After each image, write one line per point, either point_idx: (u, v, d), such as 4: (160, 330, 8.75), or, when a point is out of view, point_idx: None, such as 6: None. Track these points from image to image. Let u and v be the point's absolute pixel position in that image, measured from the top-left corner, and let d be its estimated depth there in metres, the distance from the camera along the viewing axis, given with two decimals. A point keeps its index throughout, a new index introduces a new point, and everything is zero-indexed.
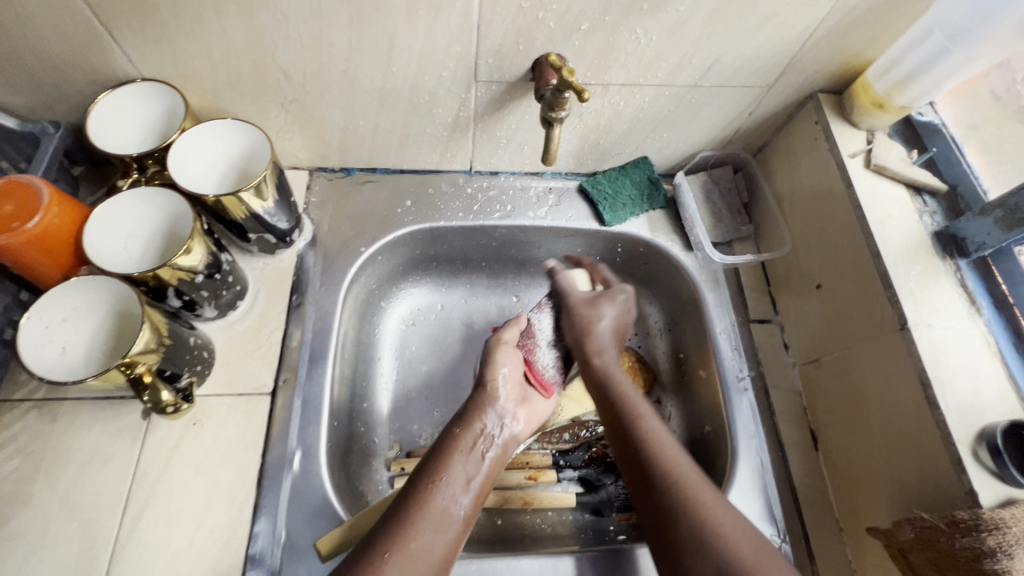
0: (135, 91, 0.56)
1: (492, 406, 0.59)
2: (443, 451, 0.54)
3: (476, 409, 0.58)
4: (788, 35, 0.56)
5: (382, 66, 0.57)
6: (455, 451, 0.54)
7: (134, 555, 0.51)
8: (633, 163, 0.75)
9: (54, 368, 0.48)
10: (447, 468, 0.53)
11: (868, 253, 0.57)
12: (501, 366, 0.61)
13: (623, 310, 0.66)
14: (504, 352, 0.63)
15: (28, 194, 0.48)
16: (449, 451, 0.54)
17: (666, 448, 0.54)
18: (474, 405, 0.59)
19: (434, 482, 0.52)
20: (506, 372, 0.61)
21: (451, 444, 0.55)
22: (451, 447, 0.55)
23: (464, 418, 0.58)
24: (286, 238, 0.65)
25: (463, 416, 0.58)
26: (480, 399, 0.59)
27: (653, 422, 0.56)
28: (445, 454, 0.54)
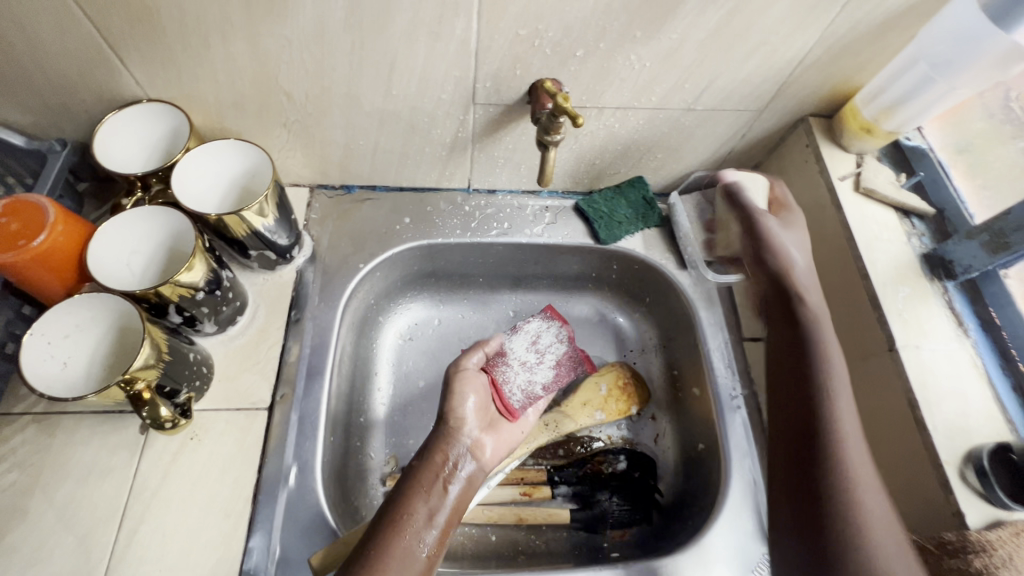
0: (140, 111, 0.57)
1: (454, 440, 0.61)
2: (411, 486, 0.56)
3: (438, 445, 0.60)
4: (778, 62, 0.58)
5: (382, 89, 0.58)
6: (418, 485, 0.56)
7: (130, 570, 0.51)
8: (628, 182, 0.77)
9: (55, 383, 0.49)
10: (412, 502, 0.54)
11: (858, 274, 0.58)
12: (466, 392, 0.64)
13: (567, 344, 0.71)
14: (468, 378, 0.65)
15: (34, 212, 0.49)
16: (414, 487, 0.55)
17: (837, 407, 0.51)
18: (439, 439, 0.61)
19: (401, 516, 0.53)
20: (473, 400, 0.64)
21: (416, 479, 0.56)
22: (415, 486, 0.56)
23: (428, 453, 0.59)
24: (286, 254, 0.66)
25: (428, 447, 0.60)
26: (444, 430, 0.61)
27: (836, 362, 0.53)
28: (411, 487, 0.55)
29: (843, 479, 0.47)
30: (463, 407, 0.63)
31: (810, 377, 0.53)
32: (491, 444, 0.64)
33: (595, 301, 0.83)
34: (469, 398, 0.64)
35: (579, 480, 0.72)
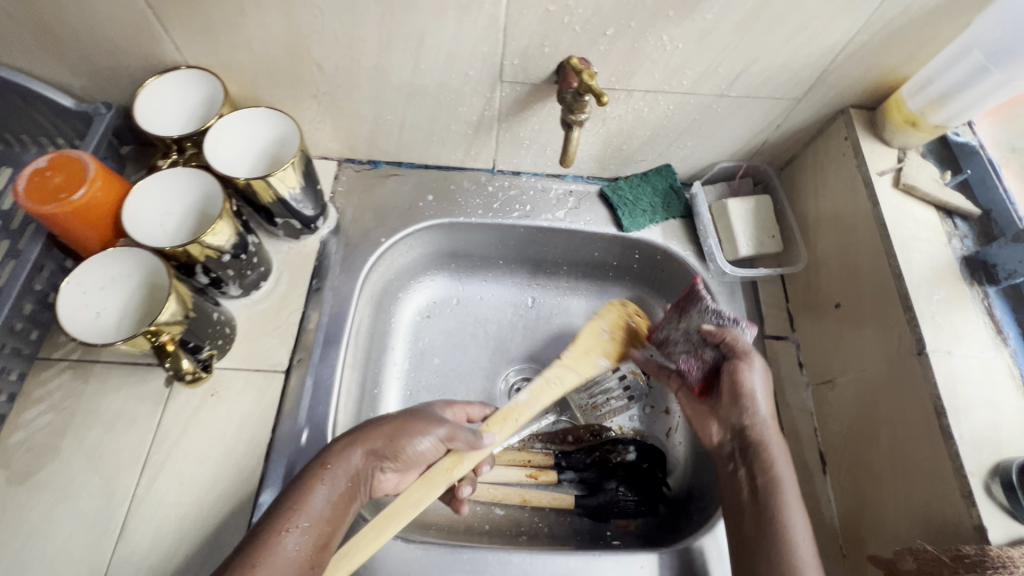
0: (180, 77, 0.59)
1: (381, 456, 0.53)
2: (304, 491, 0.49)
3: (352, 456, 0.52)
4: (818, 48, 0.55)
5: (410, 63, 0.58)
6: (316, 491, 0.49)
7: (148, 513, 0.54)
8: (655, 170, 0.75)
9: (89, 330, 0.51)
10: (306, 509, 0.48)
11: (890, 273, 0.55)
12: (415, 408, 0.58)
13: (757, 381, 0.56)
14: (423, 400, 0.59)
15: (75, 167, 0.51)
16: (309, 488, 0.49)
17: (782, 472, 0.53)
18: (359, 440, 0.53)
19: (285, 526, 0.47)
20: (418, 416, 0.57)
21: (314, 478, 0.50)
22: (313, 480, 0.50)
23: (337, 457, 0.51)
24: (311, 224, 0.68)
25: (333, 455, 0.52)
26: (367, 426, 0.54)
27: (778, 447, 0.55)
28: (306, 489, 0.49)
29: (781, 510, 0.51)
30: (413, 442, 0.55)
31: (765, 452, 0.54)
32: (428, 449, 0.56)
33: (615, 291, 0.82)
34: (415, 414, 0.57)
35: (586, 467, 0.72)
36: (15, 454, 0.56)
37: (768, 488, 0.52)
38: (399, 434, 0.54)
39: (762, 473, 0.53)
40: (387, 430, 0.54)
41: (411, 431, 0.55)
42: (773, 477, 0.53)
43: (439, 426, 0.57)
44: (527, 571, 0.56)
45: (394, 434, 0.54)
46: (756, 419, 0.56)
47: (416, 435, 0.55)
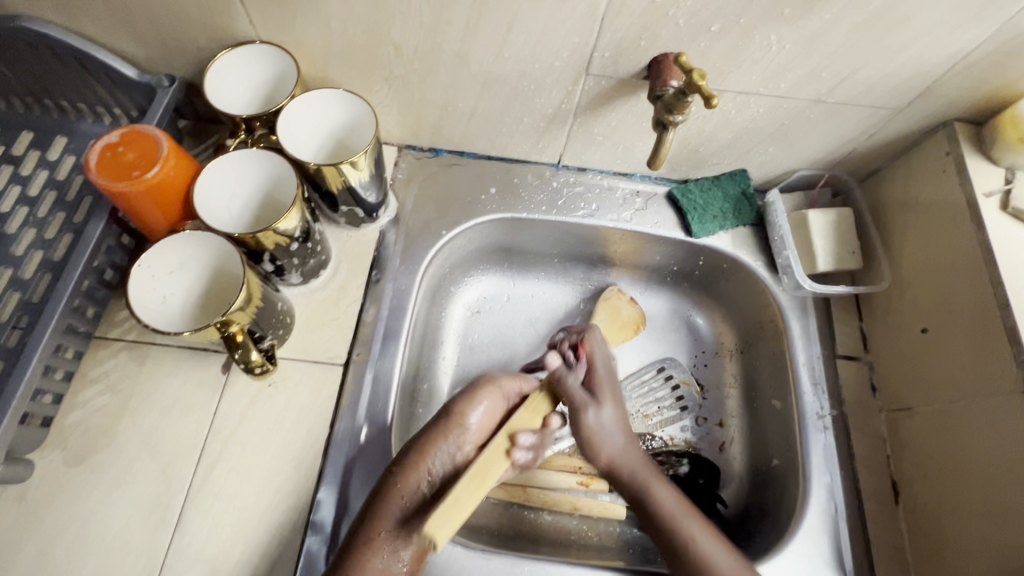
0: (250, 52, 0.57)
1: (452, 435, 0.54)
2: (383, 498, 0.51)
3: (425, 453, 0.53)
4: (936, 57, 0.52)
5: (494, 50, 0.55)
6: (398, 495, 0.51)
7: (205, 504, 0.53)
8: (729, 175, 0.72)
9: (156, 316, 0.50)
10: (388, 514, 0.50)
11: (994, 303, 0.52)
12: (479, 403, 0.57)
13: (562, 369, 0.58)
14: (489, 392, 0.58)
15: (149, 144, 0.49)
16: (389, 496, 0.51)
17: (692, 528, 0.54)
18: (428, 437, 0.54)
19: (372, 531, 0.49)
20: (482, 412, 0.57)
21: (391, 487, 0.51)
22: (390, 490, 0.51)
23: (415, 456, 0.53)
24: (372, 213, 0.65)
25: (409, 458, 0.53)
26: (433, 426, 0.55)
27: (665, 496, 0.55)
28: (387, 493, 0.51)
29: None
30: (472, 412, 0.56)
31: (649, 495, 0.56)
32: (489, 405, 0.57)
33: (672, 295, 0.79)
34: (478, 408, 0.56)
35: None
36: (72, 435, 0.54)
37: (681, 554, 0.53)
38: (457, 403, 0.56)
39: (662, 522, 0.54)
40: (443, 410, 0.56)
41: (465, 396, 0.57)
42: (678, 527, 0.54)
43: (484, 397, 0.57)
44: None
45: (454, 410, 0.56)
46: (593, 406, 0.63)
47: (472, 401, 0.57)
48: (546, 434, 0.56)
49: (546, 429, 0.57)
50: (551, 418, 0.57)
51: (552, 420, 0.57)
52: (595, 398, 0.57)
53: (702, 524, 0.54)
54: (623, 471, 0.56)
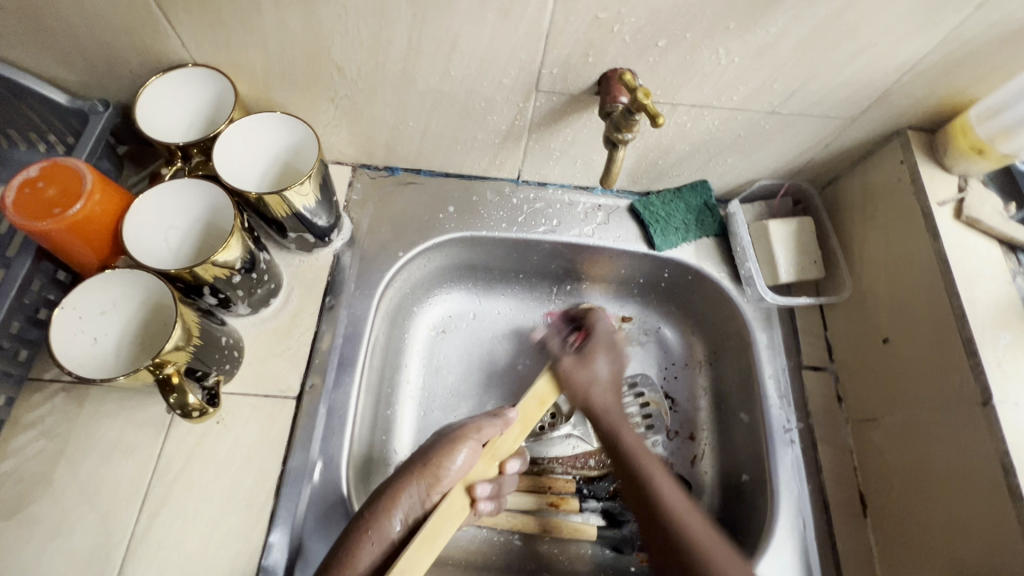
0: (184, 76, 0.54)
1: (422, 485, 0.53)
2: (353, 545, 0.49)
3: (393, 501, 0.52)
4: (885, 67, 0.51)
5: (440, 69, 0.54)
6: (366, 543, 0.49)
7: (148, 554, 0.50)
8: (690, 186, 0.71)
9: (83, 360, 0.47)
10: (355, 564, 0.48)
11: (951, 313, 0.52)
12: (457, 454, 0.55)
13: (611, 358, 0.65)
14: (465, 444, 0.55)
15: (71, 178, 0.46)
16: (357, 543, 0.49)
17: (670, 495, 0.54)
18: (400, 486, 0.53)
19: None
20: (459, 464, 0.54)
21: (362, 533, 0.50)
22: (358, 537, 0.50)
23: (386, 503, 0.52)
24: (324, 237, 0.63)
25: (382, 504, 0.52)
26: (405, 476, 0.53)
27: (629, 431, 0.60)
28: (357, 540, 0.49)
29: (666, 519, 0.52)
30: (449, 463, 0.54)
31: (631, 454, 0.58)
32: (467, 457, 0.55)
33: (641, 308, 0.78)
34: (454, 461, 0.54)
35: (609, 496, 0.70)
36: (3, 486, 0.51)
37: (666, 515, 0.53)
38: (433, 455, 0.55)
39: (642, 479, 0.55)
40: (419, 461, 0.54)
41: (441, 447, 0.55)
42: (677, 521, 0.52)
43: (463, 447, 0.55)
44: None
45: (430, 462, 0.54)
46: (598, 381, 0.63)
47: (449, 453, 0.55)
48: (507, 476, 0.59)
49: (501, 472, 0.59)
50: (507, 462, 0.59)
51: (507, 463, 0.59)
52: (588, 354, 0.64)
53: (678, 492, 0.55)
54: (597, 404, 0.62)
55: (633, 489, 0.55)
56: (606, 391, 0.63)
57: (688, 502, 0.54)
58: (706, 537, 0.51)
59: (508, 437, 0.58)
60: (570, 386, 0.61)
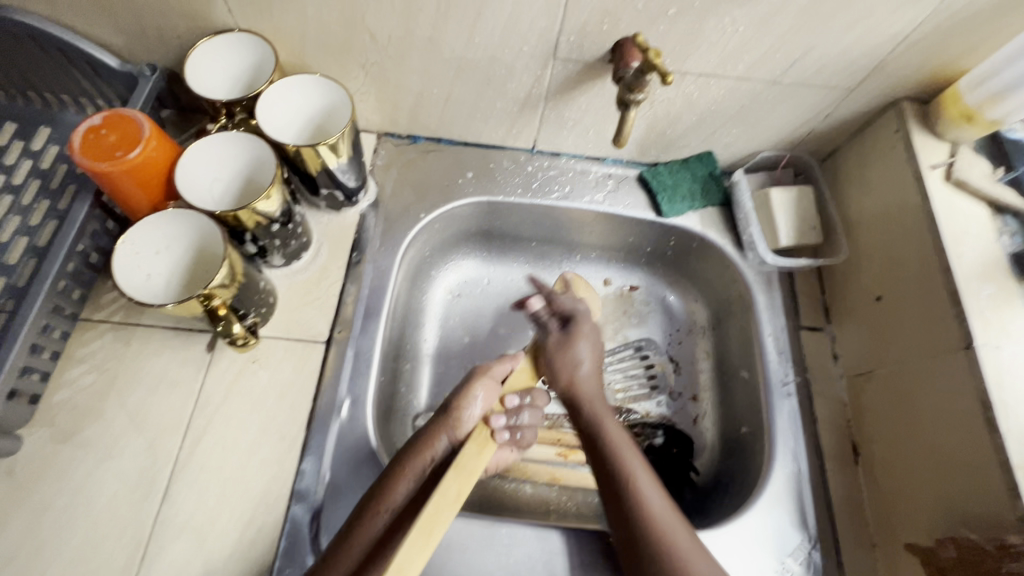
0: (229, 41, 0.59)
1: (449, 428, 0.54)
2: (391, 479, 0.51)
3: (422, 445, 0.53)
4: (880, 37, 0.55)
5: (465, 36, 0.58)
6: (400, 482, 0.51)
7: (192, 476, 0.54)
8: (696, 157, 0.75)
9: (143, 291, 0.52)
10: (393, 499, 0.50)
11: (938, 266, 0.56)
12: (478, 391, 0.57)
13: (592, 349, 0.62)
14: (484, 384, 0.57)
15: (130, 125, 0.51)
16: (394, 481, 0.51)
17: (647, 491, 0.51)
18: (429, 429, 0.54)
19: (377, 508, 0.50)
20: (479, 402, 0.56)
21: (397, 472, 0.52)
22: (394, 476, 0.51)
23: (416, 445, 0.53)
24: (353, 197, 0.67)
25: (414, 446, 0.53)
26: (434, 420, 0.55)
27: (613, 425, 0.57)
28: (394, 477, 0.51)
29: (658, 553, 0.48)
30: (470, 403, 0.56)
31: (610, 446, 0.54)
32: (485, 394, 0.57)
33: (647, 275, 0.82)
34: (477, 395, 0.56)
35: None
36: (59, 413, 0.56)
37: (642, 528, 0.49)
38: (454, 398, 0.56)
39: (623, 486, 0.51)
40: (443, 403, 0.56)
41: (461, 388, 0.57)
42: (649, 519, 0.49)
43: (478, 385, 0.57)
44: (563, 547, 0.57)
45: (452, 404, 0.55)
46: (577, 375, 0.60)
47: (467, 393, 0.56)
48: (526, 411, 0.58)
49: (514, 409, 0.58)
50: (511, 398, 0.58)
51: (507, 398, 0.57)
52: (571, 336, 0.62)
53: (656, 489, 0.52)
54: (582, 393, 0.59)
55: (607, 484, 0.52)
56: (589, 380, 0.60)
57: (662, 507, 0.50)
58: (693, 555, 0.47)
59: (519, 376, 0.60)
60: (552, 368, 0.60)
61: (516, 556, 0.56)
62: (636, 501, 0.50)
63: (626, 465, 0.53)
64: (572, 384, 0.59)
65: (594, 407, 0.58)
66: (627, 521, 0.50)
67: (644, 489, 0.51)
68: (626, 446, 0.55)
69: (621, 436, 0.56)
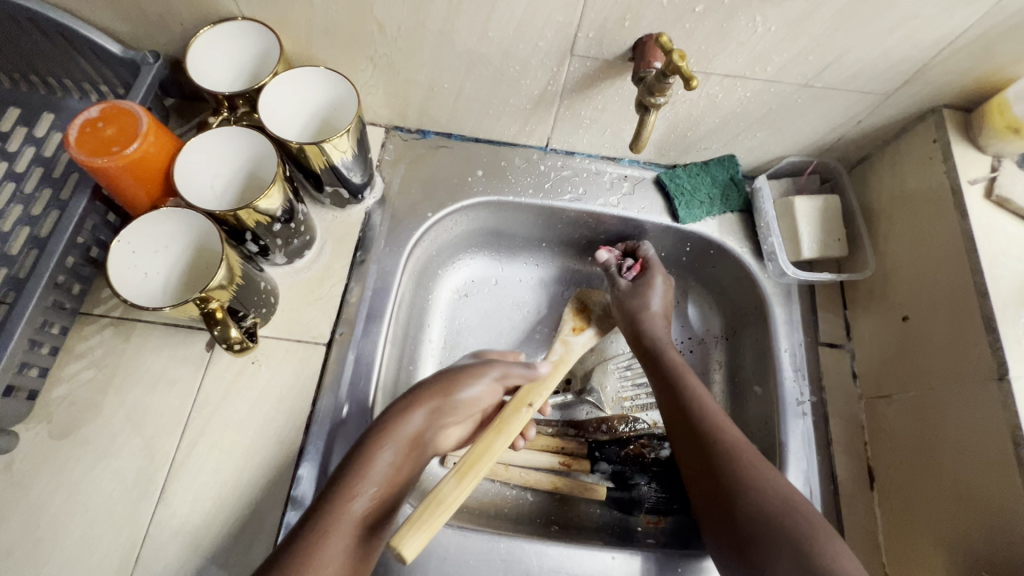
0: (231, 30, 0.56)
1: (440, 406, 0.53)
2: (366, 457, 0.47)
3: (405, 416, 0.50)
4: (924, 41, 0.51)
5: (477, 30, 0.55)
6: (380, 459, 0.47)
7: (189, 477, 0.54)
8: (717, 160, 0.71)
9: (139, 290, 0.51)
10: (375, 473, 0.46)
11: (973, 289, 0.53)
12: (480, 382, 0.55)
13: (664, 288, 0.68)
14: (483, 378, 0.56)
15: (128, 120, 0.49)
16: (374, 451, 0.47)
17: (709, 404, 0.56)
18: (418, 400, 0.52)
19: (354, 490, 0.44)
20: (478, 398, 0.55)
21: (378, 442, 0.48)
22: (374, 450, 0.47)
23: (400, 416, 0.50)
24: (358, 194, 0.65)
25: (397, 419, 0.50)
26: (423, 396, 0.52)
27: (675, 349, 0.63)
28: (403, 412, 0.51)
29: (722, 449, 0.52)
30: (471, 390, 0.55)
31: (671, 366, 0.61)
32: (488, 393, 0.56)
33: None
34: (479, 390, 0.55)
35: (620, 460, 0.71)
36: (57, 409, 0.55)
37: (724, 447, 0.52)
38: (458, 379, 0.55)
39: (683, 393, 0.58)
40: (442, 385, 0.54)
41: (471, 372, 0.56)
42: (712, 430, 0.54)
43: (491, 370, 0.57)
44: (563, 563, 0.56)
45: (451, 385, 0.54)
46: (650, 307, 0.66)
47: (476, 376, 0.56)
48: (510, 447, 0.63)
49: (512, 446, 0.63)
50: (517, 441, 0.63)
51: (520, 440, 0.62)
52: (642, 286, 0.68)
53: (715, 406, 0.57)
54: (646, 335, 0.64)
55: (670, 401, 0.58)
56: (659, 315, 0.66)
57: (743, 436, 0.53)
58: (737, 448, 0.52)
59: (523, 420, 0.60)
60: (627, 306, 0.67)
61: (514, 572, 0.55)
62: (697, 405, 0.56)
63: (687, 382, 0.58)
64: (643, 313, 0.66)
65: (658, 335, 0.64)
66: (699, 432, 0.54)
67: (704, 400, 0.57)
68: (684, 365, 0.61)
69: (681, 359, 0.62)
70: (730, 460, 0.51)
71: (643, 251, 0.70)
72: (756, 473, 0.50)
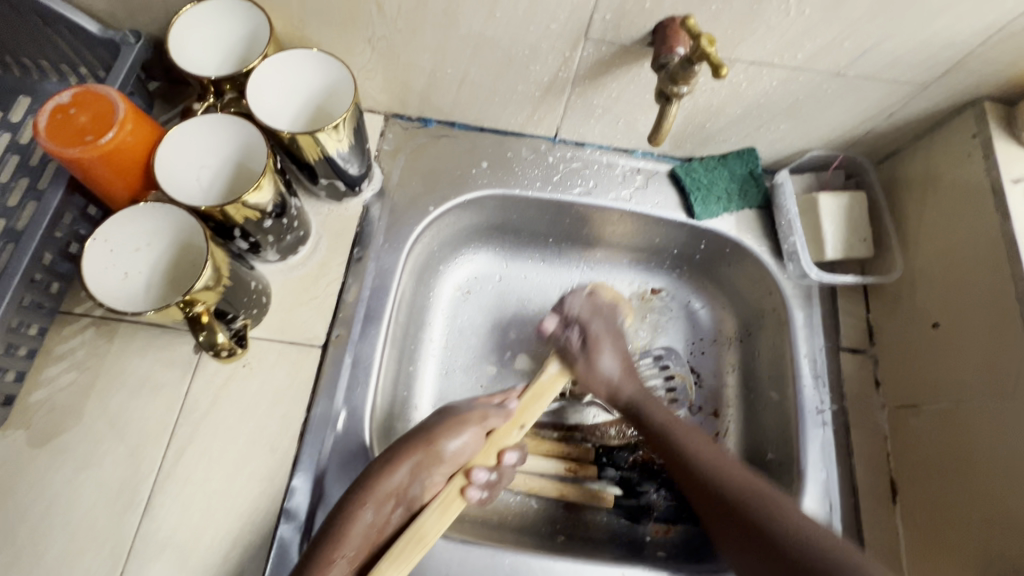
0: (217, 8, 0.52)
1: (423, 458, 0.52)
2: (346, 517, 0.48)
3: (384, 484, 0.50)
4: (971, 27, 0.47)
5: (484, 11, 0.50)
6: (359, 520, 0.49)
7: (176, 488, 0.51)
8: (736, 153, 0.67)
9: (119, 291, 0.48)
10: (353, 535, 0.48)
11: (1013, 299, 0.50)
12: (457, 437, 0.54)
13: (606, 343, 0.62)
14: (464, 418, 0.55)
15: (103, 105, 0.45)
16: (354, 510, 0.49)
17: (700, 451, 0.55)
18: (399, 458, 0.52)
19: (336, 542, 0.47)
20: (460, 446, 0.53)
21: (356, 504, 0.49)
22: (353, 508, 0.49)
23: (380, 473, 0.51)
24: (355, 186, 0.61)
25: (377, 471, 0.51)
26: (406, 446, 0.52)
27: (656, 406, 0.60)
28: (385, 467, 0.51)
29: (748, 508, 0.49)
30: (451, 443, 0.53)
31: (658, 428, 0.58)
32: (470, 441, 0.54)
33: (673, 280, 0.75)
34: (457, 442, 0.53)
35: (629, 466, 0.67)
36: (36, 414, 0.52)
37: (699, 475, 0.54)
38: (438, 431, 0.54)
39: (679, 455, 0.56)
40: (426, 434, 0.53)
41: (450, 424, 0.54)
42: (718, 483, 0.52)
43: (471, 421, 0.55)
44: None
45: (434, 437, 0.53)
46: (611, 379, 0.61)
47: (454, 432, 0.54)
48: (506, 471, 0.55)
49: (503, 464, 0.55)
50: (507, 453, 0.55)
51: (505, 455, 0.54)
52: (590, 350, 0.61)
53: (708, 446, 0.56)
54: (621, 397, 0.61)
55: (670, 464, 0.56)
56: (619, 378, 0.61)
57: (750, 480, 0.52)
58: (753, 496, 0.50)
59: (507, 433, 0.55)
60: (591, 387, 0.61)
61: None
62: (691, 464, 0.55)
63: (675, 436, 0.57)
64: (616, 395, 0.61)
65: (635, 394, 0.61)
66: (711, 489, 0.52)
67: (695, 445, 0.56)
68: (668, 418, 0.59)
69: (661, 410, 0.60)
70: (769, 533, 0.47)
71: (570, 312, 0.63)
72: (771, 509, 0.48)
